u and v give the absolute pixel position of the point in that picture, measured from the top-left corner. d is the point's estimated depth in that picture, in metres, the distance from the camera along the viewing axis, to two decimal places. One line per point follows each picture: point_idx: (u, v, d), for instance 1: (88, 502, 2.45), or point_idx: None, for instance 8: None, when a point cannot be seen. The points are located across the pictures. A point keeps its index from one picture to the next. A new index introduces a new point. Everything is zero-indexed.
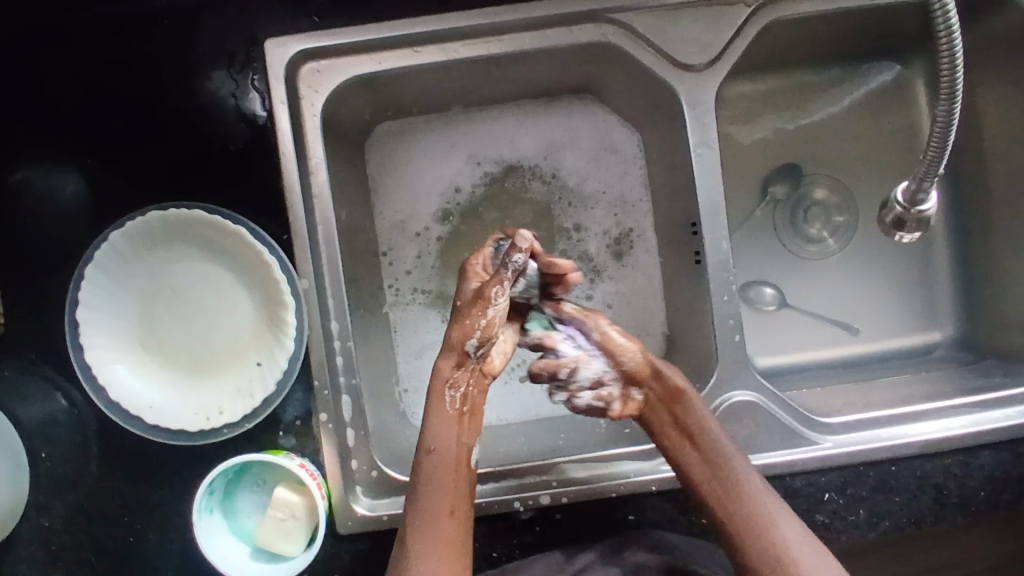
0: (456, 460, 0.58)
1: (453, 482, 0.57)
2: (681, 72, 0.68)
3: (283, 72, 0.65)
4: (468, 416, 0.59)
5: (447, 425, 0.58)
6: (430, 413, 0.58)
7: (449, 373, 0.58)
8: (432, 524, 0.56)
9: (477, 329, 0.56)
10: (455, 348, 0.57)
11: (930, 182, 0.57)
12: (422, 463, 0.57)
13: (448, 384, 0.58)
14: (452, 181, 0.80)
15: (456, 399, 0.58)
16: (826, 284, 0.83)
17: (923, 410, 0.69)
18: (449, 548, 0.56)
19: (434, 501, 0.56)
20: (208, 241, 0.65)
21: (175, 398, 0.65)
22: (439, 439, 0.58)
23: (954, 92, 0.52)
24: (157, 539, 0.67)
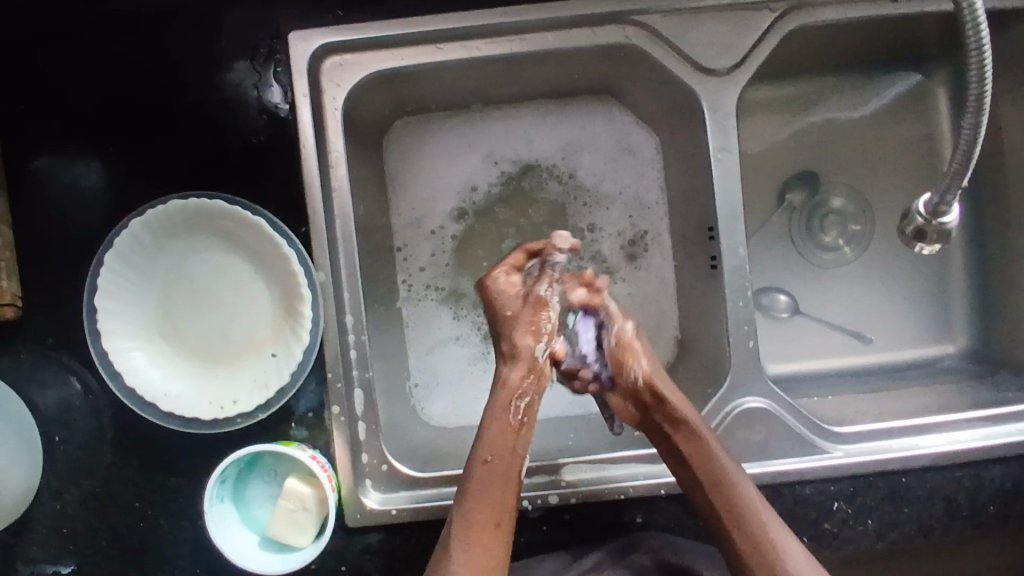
0: (509, 472, 0.59)
1: (503, 494, 0.59)
2: (702, 76, 0.68)
3: (306, 66, 0.65)
4: (526, 428, 0.61)
5: (505, 435, 0.60)
6: (490, 422, 0.60)
7: (519, 383, 0.60)
8: (477, 536, 0.57)
9: (544, 329, 0.61)
10: (525, 357, 0.60)
11: (953, 195, 0.57)
12: (476, 471, 0.59)
13: (515, 394, 0.60)
14: (468, 179, 0.80)
15: (519, 409, 0.60)
16: (840, 292, 0.83)
17: (935, 422, 0.69)
18: (490, 562, 0.57)
19: (482, 513, 0.58)
20: (228, 233, 0.66)
21: (190, 387, 0.65)
22: (495, 450, 0.59)
23: (981, 106, 0.51)
24: (167, 526, 0.68)
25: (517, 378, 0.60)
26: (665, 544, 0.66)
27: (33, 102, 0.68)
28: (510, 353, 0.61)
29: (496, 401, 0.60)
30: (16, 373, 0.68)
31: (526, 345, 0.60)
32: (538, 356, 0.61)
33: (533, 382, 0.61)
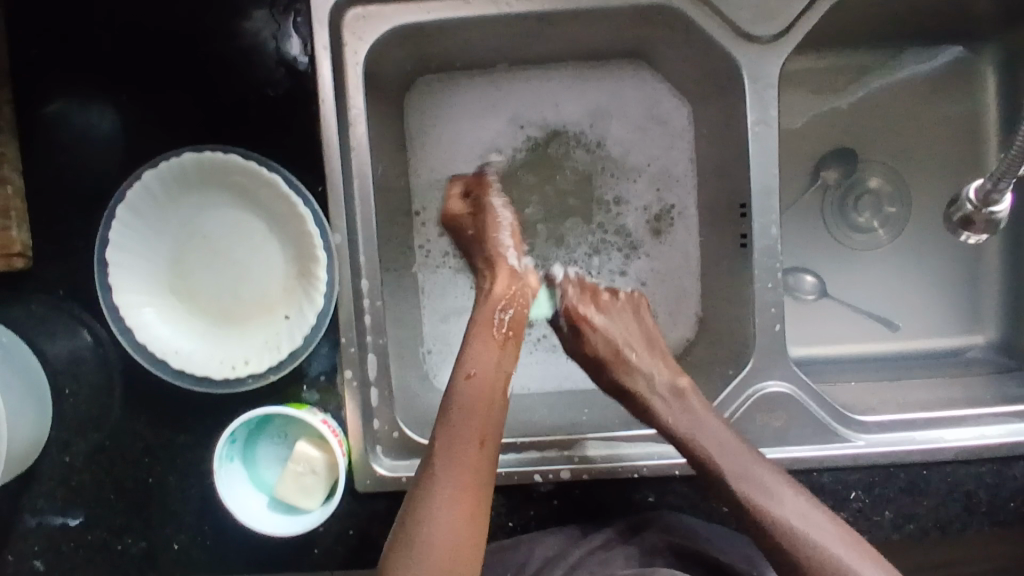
0: (491, 387, 0.60)
1: (482, 409, 0.59)
2: (744, 43, 0.64)
3: (328, 17, 0.62)
4: (511, 341, 0.62)
5: (490, 347, 0.61)
6: (474, 338, 0.61)
7: (503, 294, 0.63)
8: (463, 449, 0.57)
9: (506, 229, 0.67)
10: (501, 264, 0.65)
11: (1007, 184, 0.53)
12: (459, 387, 0.59)
13: (500, 305, 0.63)
14: (491, 143, 0.77)
15: (504, 321, 0.62)
16: (870, 276, 0.80)
17: (961, 415, 0.66)
18: (473, 475, 0.56)
19: (468, 426, 0.58)
20: (243, 190, 0.63)
21: (203, 346, 0.64)
22: (479, 365, 0.60)
23: None
24: (176, 483, 0.67)
25: (496, 291, 0.64)
26: (677, 524, 0.65)
27: (44, 46, 0.66)
28: (484, 266, 0.66)
29: (480, 324, 0.62)
30: (25, 323, 0.68)
31: (500, 252, 0.66)
32: (513, 264, 0.65)
33: (514, 293, 0.64)
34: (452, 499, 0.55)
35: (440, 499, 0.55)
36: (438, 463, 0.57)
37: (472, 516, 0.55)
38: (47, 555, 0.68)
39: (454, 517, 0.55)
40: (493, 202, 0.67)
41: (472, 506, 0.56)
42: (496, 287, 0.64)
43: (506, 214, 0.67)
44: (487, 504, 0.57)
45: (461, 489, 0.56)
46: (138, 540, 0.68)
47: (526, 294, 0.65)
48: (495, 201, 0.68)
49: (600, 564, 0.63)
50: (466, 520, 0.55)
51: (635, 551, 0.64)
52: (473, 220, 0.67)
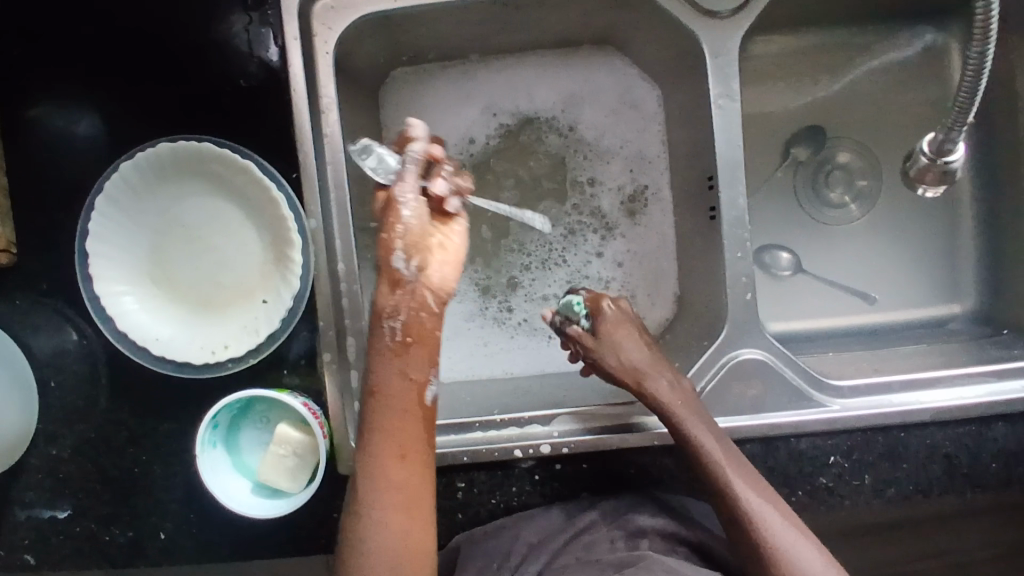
0: (402, 400, 0.56)
1: (398, 425, 0.56)
2: (705, 20, 0.65)
3: (297, 8, 0.64)
4: (412, 347, 0.55)
5: (387, 359, 0.55)
6: (373, 351, 0.56)
7: (388, 303, 0.55)
8: (384, 469, 0.55)
9: (396, 235, 0.54)
10: (384, 272, 0.55)
11: (959, 132, 0.52)
12: (369, 406, 0.56)
13: (385, 317, 0.55)
14: (467, 131, 0.81)
15: (396, 331, 0.55)
16: (845, 251, 0.81)
17: (936, 377, 0.66)
18: (400, 491, 0.55)
19: (386, 444, 0.56)
20: (219, 178, 0.65)
21: (183, 332, 0.65)
22: (380, 381, 0.56)
23: (988, 36, 0.47)
24: (160, 473, 0.68)
25: (383, 301, 0.55)
26: (659, 512, 0.66)
27: (23, 47, 0.67)
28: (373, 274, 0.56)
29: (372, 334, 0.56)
30: (11, 319, 0.69)
31: (382, 260, 0.54)
32: (400, 269, 0.54)
33: (402, 299, 0.55)
34: (382, 519, 0.55)
35: (369, 521, 0.55)
36: (363, 488, 0.56)
37: (408, 526, 0.55)
38: (36, 548, 0.68)
39: (389, 534, 0.55)
40: (396, 196, 0.54)
41: (409, 515, 0.56)
42: (384, 296, 0.55)
43: (409, 210, 0.54)
44: (422, 509, 0.56)
45: (390, 504, 0.55)
46: (125, 530, 0.68)
47: (422, 300, 0.55)
48: (400, 188, 0.54)
49: (585, 547, 0.63)
50: (402, 534, 0.55)
51: (620, 533, 0.64)
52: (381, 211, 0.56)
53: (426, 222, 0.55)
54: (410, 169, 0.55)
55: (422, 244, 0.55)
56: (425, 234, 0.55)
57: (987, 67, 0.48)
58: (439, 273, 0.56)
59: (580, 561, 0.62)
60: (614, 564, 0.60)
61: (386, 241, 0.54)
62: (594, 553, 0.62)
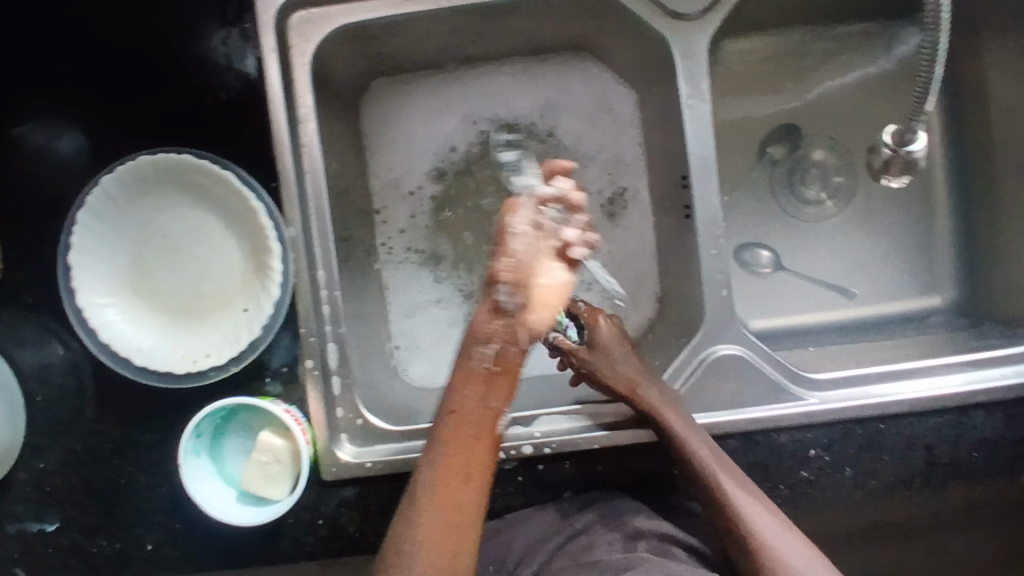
0: (479, 426, 0.55)
1: (468, 449, 0.54)
2: (673, 22, 0.66)
3: (274, 21, 0.65)
4: (499, 378, 0.55)
5: (473, 382, 0.55)
6: (459, 369, 0.55)
7: (484, 327, 0.54)
8: (446, 491, 0.53)
9: (502, 268, 0.52)
10: (488, 298, 0.55)
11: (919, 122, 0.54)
12: (444, 425, 0.55)
13: (480, 340, 0.55)
14: (447, 140, 0.82)
15: (486, 357, 0.54)
16: (823, 248, 0.82)
17: (915, 366, 0.67)
18: (453, 517, 0.53)
19: (452, 467, 0.54)
20: (199, 190, 0.66)
21: (165, 343, 0.66)
22: (458, 400, 0.55)
23: (938, 26, 0.49)
24: (146, 483, 0.68)
25: (477, 324, 0.55)
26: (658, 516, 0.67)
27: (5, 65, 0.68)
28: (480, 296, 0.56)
29: (464, 355, 0.56)
30: None
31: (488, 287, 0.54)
32: (501, 300, 0.54)
33: (497, 328, 0.54)
34: (427, 544, 0.52)
35: (415, 539, 0.53)
36: (416, 505, 0.54)
37: (451, 559, 0.53)
38: (24, 562, 0.69)
39: (432, 559, 0.52)
40: (510, 226, 0.53)
41: (454, 548, 0.53)
42: (480, 319, 0.55)
43: (524, 245, 0.53)
44: (470, 543, 0.54)
45: (439, 528, 0.53)
46: (113, 542, 0.68)
47: (515, 333, 0.54)
48: (520, 227, 0.53)
49: (584, 548, 0.64)
50: (445, 564, 0.52)
51: (619, 535, 0.65)
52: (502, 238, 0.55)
53: (541, 260, 0.53)
54: (539, 201, 0.57)
55: (528, 279, 0.53)
56: (535, 269, 0.53)
57: (942, 54, 0.51)
58: (538, 316, 0.54)
59: (578, 563, 0.63)
60: (614, 567, 0.62)
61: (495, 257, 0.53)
62: (594, 556, 0.63)
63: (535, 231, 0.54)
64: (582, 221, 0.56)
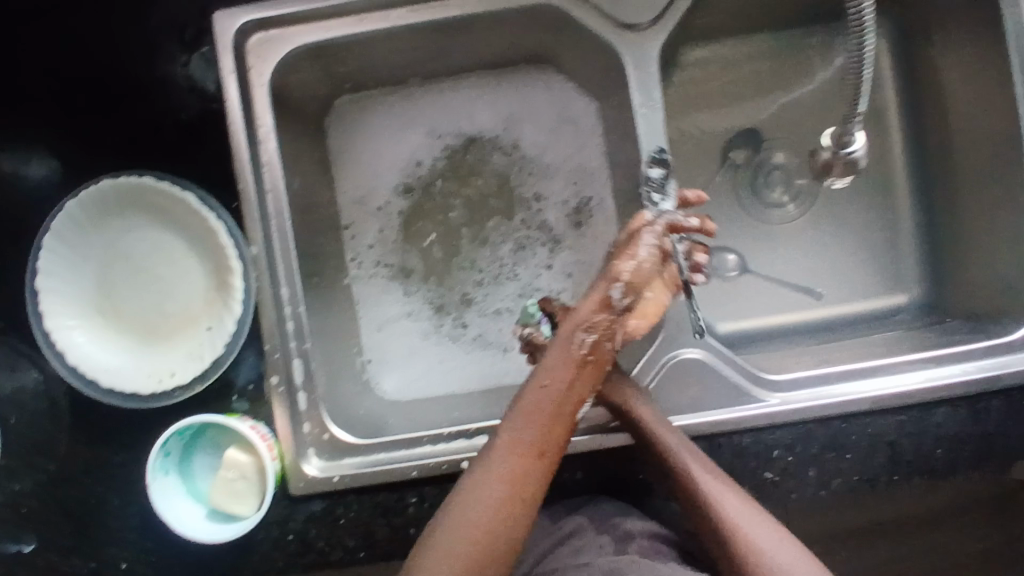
0: (561, 405, 0.60)
1: (551, 423, 0.59)
2: (624, 33, 0.67)
3: (233, 44, 0.67)
4: (588, 367, 0.61)
5: (569, 365, 0.60)
6: (555, 348, 0.61)
7: (589, 318, 0.60)
8: (521, 455, 0.58)
9: (622, 272, 0.60)
10: (600, 294, 0.60)
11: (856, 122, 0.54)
12: (529, 395, 0.60)
13: (580, 327, 0.60)
14: (412, 156, 0.83)
15: (584, 344, 0.60)
16: (788, 251, 0.83)
17: (875, 365, 0.67)
18: (520, 483, 0.57)
19: (531, 434, 0.58)
20: (162, 211, 0.67)
21: (132, 363, 0.67)
22: (551, 377, 0.60)
23: (863, 26, 0.50)
24: (118, 503, 0.69)
25: (583, 314, 0.60)
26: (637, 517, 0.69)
27: None
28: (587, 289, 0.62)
29: (561, 340, 0.61)
30: None
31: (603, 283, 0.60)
32: (612, 298, 0.60)
33: (600, 320, 0.60)
34: (490, 501, 0.56)
35: (481, 495, 0.56)
36: (490, 464, 0.58)
37: (512, 519, 0.56)
38: None
39: (490, 517, 0.55)
40: (642, 235, 0.61)
41: (516, 510, 0.56)
42: (585, 310, 0.61)
43: (644, 254, 0.61)
44: (530, 513, 0.57)
45: (509, 491, 0.56)
46: (86, 562, 0.69)
47: (614, 331, 0.61)
48: (649, 244, 0.61)
49: (574, 550, 0.65)
50: (503, 526, 0.56)
51: (608, 538, 0.66)
52: (621, 246, 0.62)
53: (651, 273, 0.61)
54: (666, 226, 0.62)
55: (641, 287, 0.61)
56: (648, 281, 0.61)
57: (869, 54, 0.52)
58: (637, 322, 0.62)
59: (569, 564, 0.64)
60: (604, 568, 0.62)
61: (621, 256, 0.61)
62: (583, 558, 0.64)
63: (653, 246, 0.61)
64: (702, 259, 0.67)
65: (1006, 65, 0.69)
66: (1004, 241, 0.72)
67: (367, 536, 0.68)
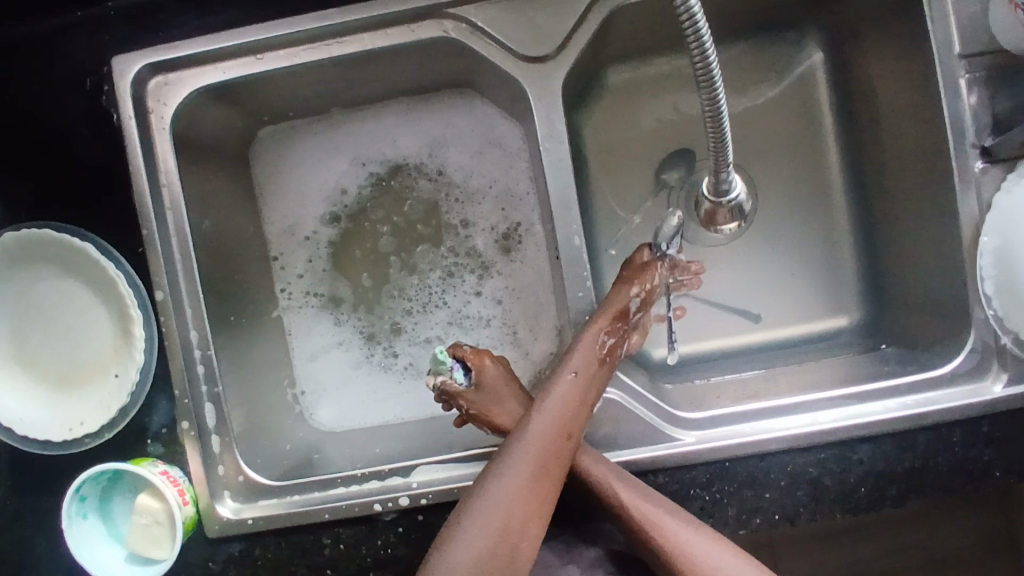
0: (586, 395, 0.62)
1: (579, 410, 0.61)
2: (528, 65, 0.66)
3: (131, 90, 0.66)
4: (607, 365, 0.64)
5: (593, 362, 0.63)
6: (581, 344, 0.63)
7: (610, 322, 0.64)
8: (552, 439, 0.58)
9: (642, 284, 0.66)
10: (619, 300, 0.65)
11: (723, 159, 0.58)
12: (558, 383, 0.61)
13: (603, 330, 0.64)
14: (338, 183, 0.82)
15: (605, 346, 0.63)
16: (725, 271, 0.79)
17: (794, 402, 0.66)
18: (550, 466, 0.57)
19: (558, 421, 0.59)
20: (68, 259, 0.67)
21: (46, 409, 0.67)
22: (579, 370, 0.62)
23: (711, 83, 0.48)
24: (30, 549, 0.69)
25: (604, 319, 0.64)
26: None
27: None
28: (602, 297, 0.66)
29: (584, 339, 0.63)
30: None
31: (624, 290, 0.65)
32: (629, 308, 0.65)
33: (617, 325, 0.64)
34: (520, 482, 0.56)
35: (514, 474, 0.56)
36: (521, 444, 0.57)
37: (540, 501, 0.56)
38: None
39: (519, 496, 0.55)
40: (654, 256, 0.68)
41: (546, 490, 0.56)
42: (606, 315, 0.64)
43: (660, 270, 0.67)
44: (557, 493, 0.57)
45: (540, 472, 0.57)
46: None
47: (624, 339, 0.66)
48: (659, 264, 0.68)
49: None
50: (535, 506, 0.55)
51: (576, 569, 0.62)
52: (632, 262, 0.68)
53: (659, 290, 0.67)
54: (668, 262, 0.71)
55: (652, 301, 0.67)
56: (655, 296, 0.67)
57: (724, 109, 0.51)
58: (635, 336, 0.68)
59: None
60: None
61: (636, 277, 0.66)
62: None
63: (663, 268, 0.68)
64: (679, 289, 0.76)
65: (931, 82, 0.65)
66: (937, 265, 0.69)
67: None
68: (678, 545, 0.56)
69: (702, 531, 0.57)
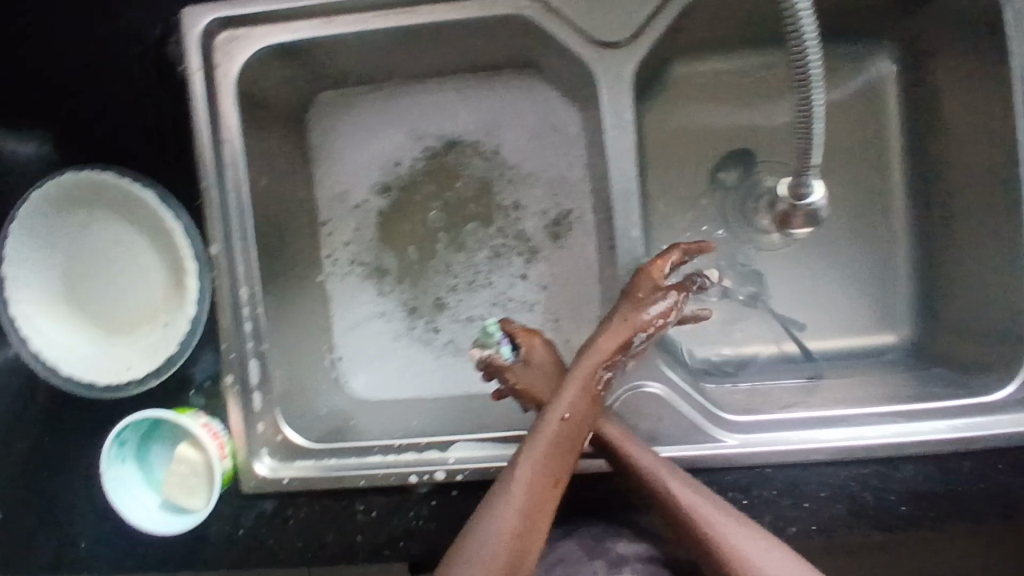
0: (576, 435, 0.59)
1: (566, 453, 0.59)
2: (599, 50, 0.65)
3: (200, 42, 0.65)
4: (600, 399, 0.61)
5: (591, 396, 0.60)
6: (574, 379, 0.60)
7: (610, 354, 0.61)
8: (540, 486, 0.57)
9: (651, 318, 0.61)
10: (628, 329, 0.61)
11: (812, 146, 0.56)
12: (545, 425, 0.58)
13: (602, 364, 0.60)
14: (392, 154, 0.82)
15: (603, 380, 0.61)
16: (776, 278, 0.79)
17: (839, 416, 0.65)
18: (538, 514, 0.56)
19: (547, 466, 0.57)
20: (127, 207, 0.68)
21: (93, 353, 0.69)
22: (572, 409, 0.59)
23: None
24: (66, 488, 0.70)
25: (606, 350, 0.61)
26: None
27: None
28: (609, 318, 0.62)
29: (582, 372, 0.60)
30: None
31: (636, 321, 0.61)
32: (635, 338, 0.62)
33: (618, 356, 0.61)
34: (505, 536, 0.54)
35: (501, 528, 0.55)
36: (507, 497, 0.56)
37: (528, 550, 0.55)
38: None
39: (506, 549, 0.54)
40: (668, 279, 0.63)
41: (533, 539, 0.55)
42: (608, 344, 0.61)
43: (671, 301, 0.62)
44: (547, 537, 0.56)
45: (524, 520, 0.55)
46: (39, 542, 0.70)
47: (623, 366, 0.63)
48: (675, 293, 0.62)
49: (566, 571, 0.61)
50: (524, 558, 0.55)
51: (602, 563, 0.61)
52: (647, 282, 0.62)
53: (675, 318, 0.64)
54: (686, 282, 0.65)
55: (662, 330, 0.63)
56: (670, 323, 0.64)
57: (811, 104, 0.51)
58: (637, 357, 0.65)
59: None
60: None
61: (644, 306, 0.61)
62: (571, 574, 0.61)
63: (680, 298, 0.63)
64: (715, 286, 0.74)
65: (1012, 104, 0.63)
66: (997, 290, 0.67)
67: (315, 538, 0.69)
68: (726, 541, 0.56)
69: (749, 529, 0.57)
